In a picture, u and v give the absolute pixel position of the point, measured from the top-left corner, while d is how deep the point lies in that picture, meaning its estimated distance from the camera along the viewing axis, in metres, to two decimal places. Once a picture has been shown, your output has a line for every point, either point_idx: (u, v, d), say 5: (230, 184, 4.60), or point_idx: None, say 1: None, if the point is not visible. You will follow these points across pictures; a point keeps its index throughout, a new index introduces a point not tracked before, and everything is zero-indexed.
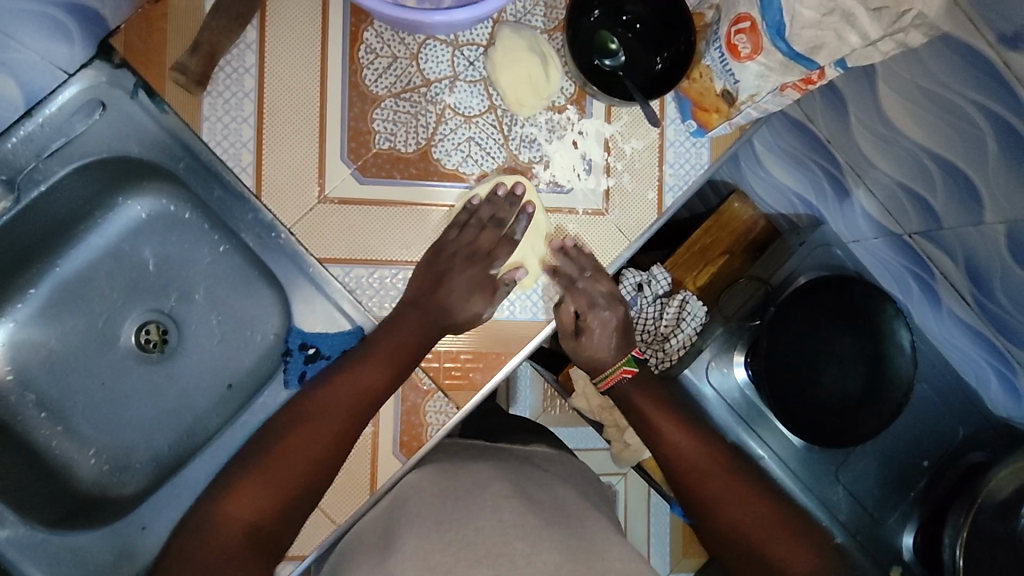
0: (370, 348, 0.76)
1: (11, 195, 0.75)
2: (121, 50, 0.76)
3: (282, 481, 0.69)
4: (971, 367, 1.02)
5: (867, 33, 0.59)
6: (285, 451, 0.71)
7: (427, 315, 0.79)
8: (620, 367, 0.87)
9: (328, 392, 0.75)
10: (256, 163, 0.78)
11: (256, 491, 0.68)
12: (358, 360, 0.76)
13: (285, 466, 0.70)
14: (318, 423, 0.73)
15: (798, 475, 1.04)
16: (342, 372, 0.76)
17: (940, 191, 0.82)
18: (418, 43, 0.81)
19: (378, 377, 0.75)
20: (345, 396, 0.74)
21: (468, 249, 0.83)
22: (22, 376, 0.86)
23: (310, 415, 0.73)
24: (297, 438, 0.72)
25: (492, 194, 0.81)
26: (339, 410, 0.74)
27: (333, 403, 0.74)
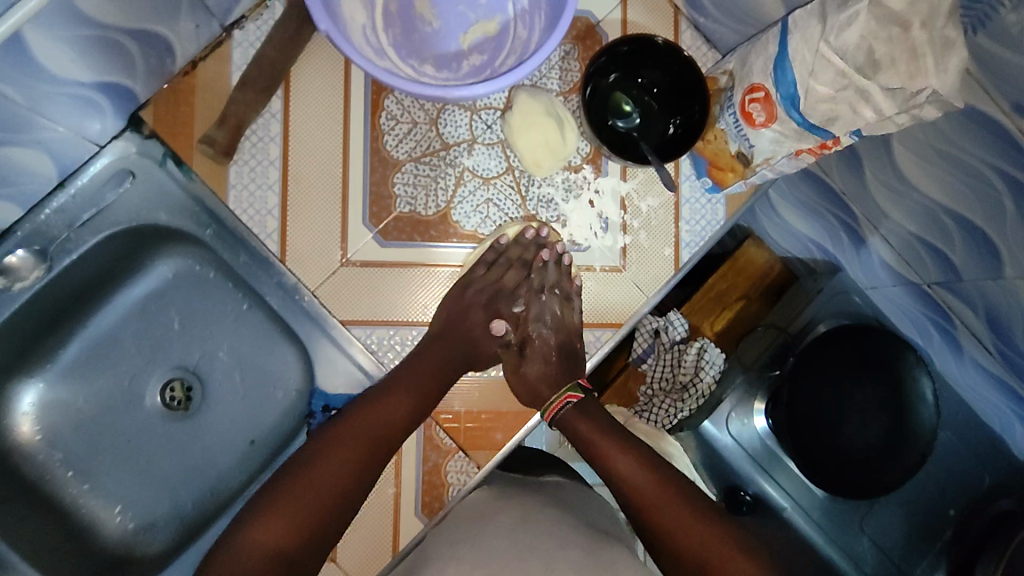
0: (393, 381, 0.76)
1: (43, 264, 0.77)
2: (151, 121, 0.79)
3: (311, 511, 0.67)
4: (996, 417, 0.97)
5: (882, 108, 0.60)
6: (318, 469, 0.70)
7: (457, 342, 0.81)
8: (563, 393, 0.81)
9: (365, 415, 0.73)
10: (281, 229, 0.79)
11: (277, 519, 0.66)
12: (392, 386, 0.75)
13: (324, 483, 0.69)
14: (347, 446, 0.71)
15: (820, 525, 1.06)
16: (380, 394, 0.75)
17: (958, 245, 0.82)
18: (437, 108, 0.83)
19: (410, 402, 0.75)
20: (374, 421, 0.73)
21: (492, 288, 0.84)
22: (50, 437, 0.87)
23: (339, 438, 0.72)
24: (333, 447, 0.71)
25: (518, 236, 0.82)
26: (375, 432, 0.73)
27: (362, 427, 0.73)
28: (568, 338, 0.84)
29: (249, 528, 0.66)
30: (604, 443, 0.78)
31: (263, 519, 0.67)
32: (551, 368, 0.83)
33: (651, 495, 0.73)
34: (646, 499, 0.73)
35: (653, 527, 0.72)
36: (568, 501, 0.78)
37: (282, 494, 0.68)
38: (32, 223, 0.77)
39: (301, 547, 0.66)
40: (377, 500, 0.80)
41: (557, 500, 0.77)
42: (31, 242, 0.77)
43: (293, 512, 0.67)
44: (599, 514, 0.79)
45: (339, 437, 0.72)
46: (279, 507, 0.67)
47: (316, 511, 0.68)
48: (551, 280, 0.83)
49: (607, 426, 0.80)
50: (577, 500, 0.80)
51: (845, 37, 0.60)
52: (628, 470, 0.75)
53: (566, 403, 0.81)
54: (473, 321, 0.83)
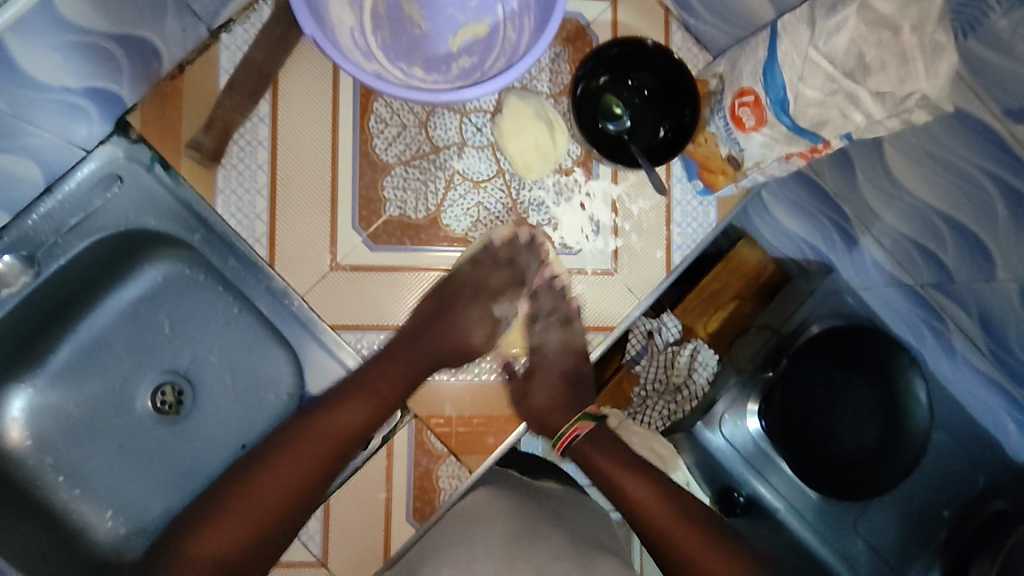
0: (355, 381, 0.78)
1: (30, 270, 0.77)
2: (138, 125, 0.78)
3: (250, 517, 0.72)
4: (987, 415, 0.96)
5: (872, 113, 0.59)
6: (268, 477, 0.74)
7: (434, 337, 0.82)
8: (574, 423, 0.84)
9: (323, 418, 0.77)
10: (269, 234, 0.79)
11: (231, 519, 0.71)
12: (347, 395, 0.78)
13: (270, 490, 0.73)
14: (298, 452, 0.75)
15: (813, 526, 1.06)
16: (332, 400, 0.78)
17: (950, 247, 0.82)
18: (427, 111, 0.82)
19: (367, 411, 0.77)
20: (329, 429, 0.77)
21: (475, 286, 0.84)
22: (41, 441, 0.87)
23: (292, 444, 0.76)
24: (288, 451, 0.76)
25: (513, 239, 0.83)
26: (330, 434, 0.77)
27: (317, 432, 0.77)
28: (570, 365, 0.86)
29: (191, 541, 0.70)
30: (614, 471, 0.79)
31: (211, 525, 0.71)
32: (557, 399, 0.85)
33: (665, 523, 0.75)
34: (662, 526, 0.75)
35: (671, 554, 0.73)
36: (561, 511, 0.80)
37: (237, 498, 0.73)
38: (20, 228, 0.76)
39: (249, 555, 0.71)
40: (368, 505, 0.80)
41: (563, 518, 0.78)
42: (18, 249, 0.76)
43: (238, 516, 0.71)
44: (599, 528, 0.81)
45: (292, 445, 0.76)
46: (231, 513, 0.71)
47: (257, 517, 0.72)
48: (547, 304, 0.85)
49: (623, 456, 0.81)
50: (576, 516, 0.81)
51: (834, 42, 0.59)
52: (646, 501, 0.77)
53: (574, 434, 0.83)
54: (457, 309, 0.84)
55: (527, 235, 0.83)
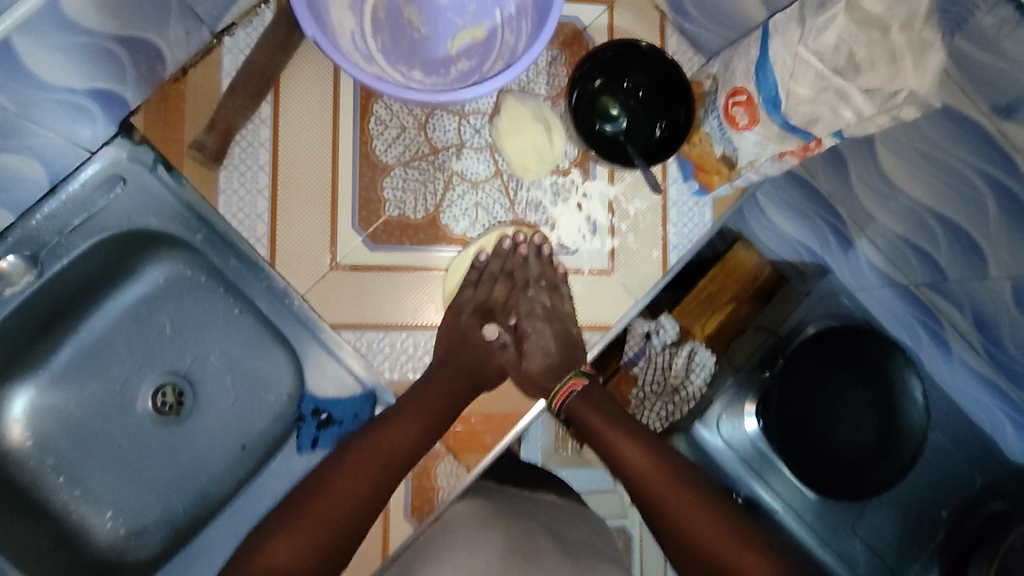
0: (407, 402, 0.76)
1: (33, 269, 0.77)
2: (142, 127, 0.80)
3: (325, 538, 0.65)
4: (985, 416, 0.97)
5: (861, 110, 0.61)
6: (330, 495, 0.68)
7: (461, 365, 0.80)
8: (569, 377, 0.81)
9: (376, 439, 0.72)
10: (270, 234, 0.80)
11: (302, 530, 0.65)
12: (401, 414, 0.74)
13: (334, 507, 0.67)
14: (362, 471, 0.70)
15: (812, 528, 1.06)
16: (383, 421, 0.74)
17: (942, 246, 0.83)
18: (425, 113, 0.83)
19: (416, 429, 0.74)
20: (386, 448, 0.72)
21: (482, 305, 0.85)
22: (41, 442, 0.88)
23: (355, 461, 0.70)
24: (346, 471, 0.70)
25: (499, 249, 0.83)
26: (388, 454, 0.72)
27: (375, 451, 0.71)
28: (563, 329, 0.84)
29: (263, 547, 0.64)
30: (606, 429, 0.77)
31: (270, 544, 0.64)
32: (554, 358, 0.83)
33: (658, 486, 0.72)
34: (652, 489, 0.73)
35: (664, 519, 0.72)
36: (561, 522, 0.78)
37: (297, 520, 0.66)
38: (24, 228, 0.77)
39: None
40: None
41: (555, 522, 0.76)
42: (22, 248, 0.77)
43: (299, 536, 0.64)
44: (597, 536, 0.78)
45: (354, 464, 0.70)
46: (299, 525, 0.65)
47: (329, 537, 0.65)
48: (534, 273, 0.84)
49: (613, 414, 0.79)
50: (577, 526, 0.78)
51: (822, 40, 0.60)
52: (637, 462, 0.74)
53: (572, 390, 0.80)
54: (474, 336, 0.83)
55: (509, 240, 0.83)
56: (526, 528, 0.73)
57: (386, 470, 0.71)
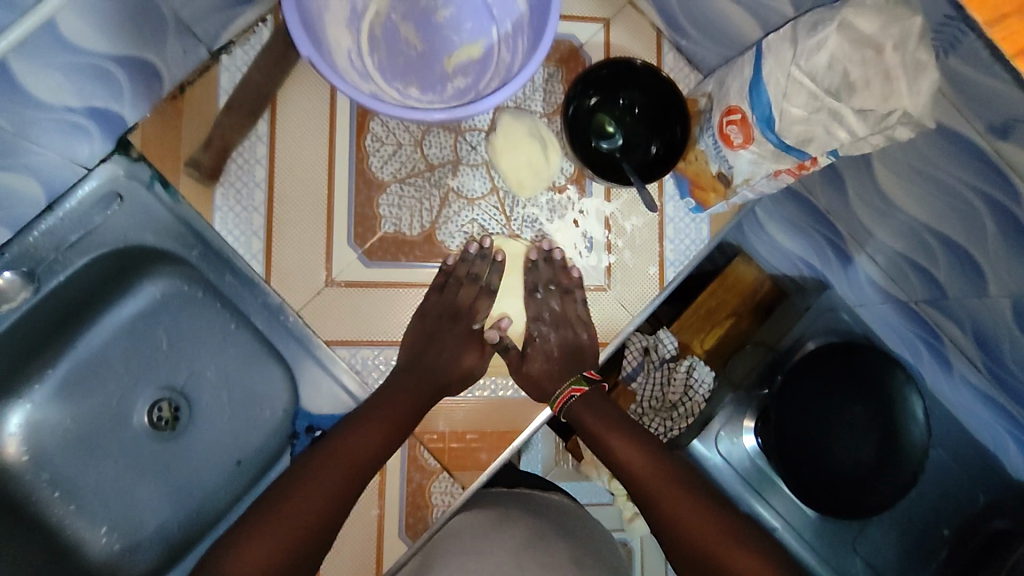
0: (369, 411, 0.75)
1: (30, 285, 0.77)
2: (139, 144, 0.80)
3: (286, 540, 0.65)
4: (989, 435, 0.96)
5: (854, 130, 0.60)
6: (297, 498, 0.67)
7: (423, 369, 0.78)
8: (569, 385, 0.79)
9: (340, 443, 0.72)
10: (266, 250, 0.80)
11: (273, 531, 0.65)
12: (366, 421, 0.73)
13: (295, 514, 0.66)
14: (329, 471, 0.70)
15: (812, 544, 1.05)
16: (345, 427, 0.73)
17: (941, 263, 0.83)
18: (421, 130, 0.84)
19: (379, 435, 0.73)
20: (353, 451, 0.71)
21: (448, 310, 0.81)
22: (36, 457, 0.88)
23: (323, 463, 0.70)
24: (310, 480, 0.68)
25: (465, 253, 0.80)
26: (350, 461, 0.71)
27: (338, 457, 0.71)
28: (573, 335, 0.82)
29: (237, 550, 0.63)
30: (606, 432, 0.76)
31: (240, 549, 0.64)
32: (555, 366, 0.81)
33: (658, 488, 0.72)
34: (654, 487, 0.72)
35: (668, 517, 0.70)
36: (556, 519, 0.80)
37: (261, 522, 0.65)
38: (21, 245, 0.77)
39: None
40: (359, 523, 0.79)
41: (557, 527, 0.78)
42: (18, 265, 0.77)
43: (272, 537, 0.64)
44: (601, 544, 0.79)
45: (320, 467, 0.70)
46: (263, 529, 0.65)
47: (304, 540, 0.66)
48: (544, 277, 0.83)
49: (613, 413, 0.78)
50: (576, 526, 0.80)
51: (815, 61, 0.60)
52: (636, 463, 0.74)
53: (575, 396, 0.78)
54: (442, 339, 0.80)
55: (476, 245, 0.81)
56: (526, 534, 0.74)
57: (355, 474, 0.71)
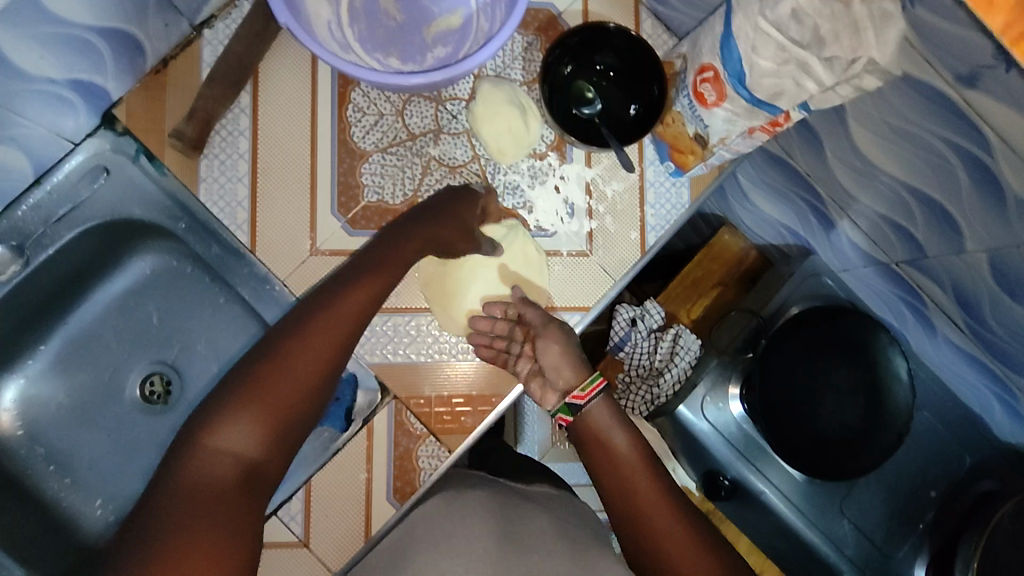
0: (356, 270, 0.68)
1: (19, 259, 0.78)
2: (125, 118, 0.80)
3: (273, 413, 0.62)
4: (973, 395, 0.99)
5: (822, 81, 0.61)
6: (280, 372, 0.63)
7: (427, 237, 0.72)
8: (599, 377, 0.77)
9: (330, 305, 0.65)
10: (251, 220, 0.81)
11: (251, 413, 0.61)
12: (348, 286, 0.67)
13: (281, 391, 0.62)
14: (309, 345, 0.64)
15: (799, 509, 1.05)
16: (333, 286, 0.67)
17: (919, 221, 0.84)
18: (402, 99, 0.84)
19: (368, 297, 0.67)
20: (334, 320, 0.65)
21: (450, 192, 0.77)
22: (31, 430, 0.89)
23: (301, 334, 0.64)
24: (294, 347, 0.63)
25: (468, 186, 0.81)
26: (344, 324, 0.65)
27: (323, 324, 0.65)
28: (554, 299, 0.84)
29: (217, 430, 0.60)
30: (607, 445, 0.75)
31: (223, 426, 0.61)
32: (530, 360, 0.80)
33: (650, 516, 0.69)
34: (643, 510, 0.70)
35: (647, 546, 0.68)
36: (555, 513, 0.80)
37: (246, 399, 0.61)
38: (9, 219, 0.78)
39: (266, 454, 0.62)
40: (347, 487, 0.81)
41: (546, 510, 0.79)
42: (8, 238, 0.78)
43: (261, 416, 0.61)
44: (588, 527, 0.80)
45: (302, 336, 0.64)
46: (251, 398, 0.61)
47: (283, 428, 0.62)
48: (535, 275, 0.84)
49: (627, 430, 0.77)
50: (564, 515, 0.81)
51: (780, 10, 0.61)
52: (639, 489, 0.71)
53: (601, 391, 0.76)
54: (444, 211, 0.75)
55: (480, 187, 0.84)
56: (517, 517, 0.75)
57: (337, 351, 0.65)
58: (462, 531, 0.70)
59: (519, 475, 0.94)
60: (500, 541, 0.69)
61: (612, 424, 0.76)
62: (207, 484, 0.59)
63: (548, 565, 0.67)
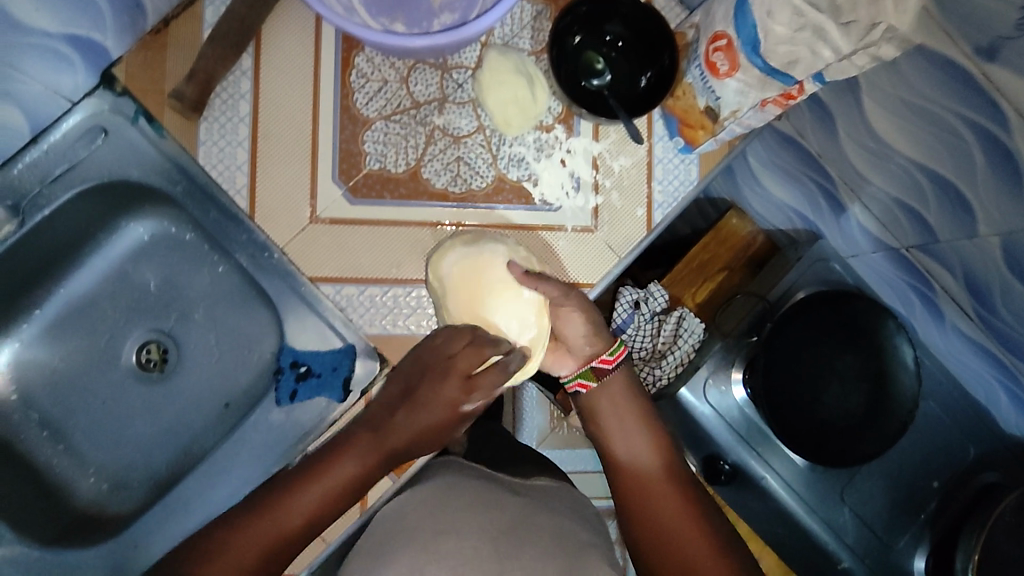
0: (341, 444, 0.72)
1: (15, 219, 0.77)
2: (124, 78, 0.78)
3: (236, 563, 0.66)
4: (979, 385, 0.99)
5: (839, 48, 0.60)
6: (231, 551, 0.66)
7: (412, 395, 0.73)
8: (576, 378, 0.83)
9: (312, 467, 0.71)
10: (250, 185, 0.80)
11: (261, 537, 0.67)
12: (351, 442, 0.72)
13: (244, 556, 0.66)
14: (315, 486, 0.70)
15: (801, 496, 1.02)
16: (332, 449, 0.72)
17: (932, 204, 0.82)
18: (408, 66, 0.83)
19: (366, 460, 0.71)
20: (337, 477, 0.70)
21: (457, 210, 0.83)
22: (25, 395, 0.88)
23: (314, 476, 0.71)
24: (257, 525, 0.68)
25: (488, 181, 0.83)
26: (311, 501, 0.70)
27: (304, 482, 0.70)
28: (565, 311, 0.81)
29: (282, 493, 0.70)
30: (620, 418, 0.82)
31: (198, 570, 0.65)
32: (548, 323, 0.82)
33: (659, 502, 0.76)
34: (648, 495, 0.77)
35: (640, 521, 0.76)
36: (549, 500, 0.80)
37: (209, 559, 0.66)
38: (6, 177, 0.77)
39: None
40: None
41: (547, 507, 0.78)
42: (4, 198, 0.77)
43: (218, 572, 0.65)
44: (588, 525, 0.79)
45: (309, 477, 0.70)
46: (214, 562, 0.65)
47: (319, 498, 0.70)
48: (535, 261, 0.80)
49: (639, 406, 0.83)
50: (561, 508, 0.80)
51: None
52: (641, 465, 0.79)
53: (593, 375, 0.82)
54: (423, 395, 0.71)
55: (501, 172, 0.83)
56: (517, 514, 0.73)
57: (341, 495, 0.70)
58: (455, 527, 0.68)
59: (517, 465, 0.94)
60: (490, 540, 0.67)
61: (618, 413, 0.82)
62: (262, 536, 0.68)
63: (534, 567, 0.64)
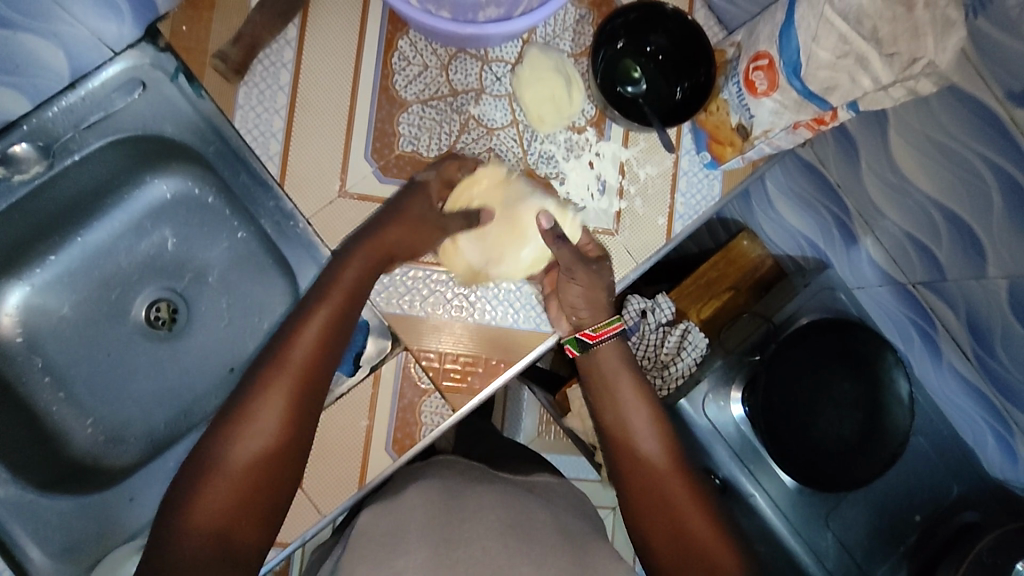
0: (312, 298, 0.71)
1: (45, 160, 0.78)
2: (167, 35, 0.79)
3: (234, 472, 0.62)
4: (972, 432, 1.03)
5: (879, 77, 0.62)
6: (231, 454, 0.63)
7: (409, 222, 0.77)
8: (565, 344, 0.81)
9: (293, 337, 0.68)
10: (283, 153, 0.80)
11: (264, 410, 0.65)
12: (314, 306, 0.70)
13: (241, 454, 0.63)
14: (285, 370, 0.67)
15: (786, 517, 1.04)
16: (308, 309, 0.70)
17: (944, 242, 0.84)
18: (449, 54, 0.84)
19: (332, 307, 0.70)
20: (299, 356, 0.67)
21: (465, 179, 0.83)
22: (31, 339, 0.87)
23: (286, 351, 0.67)
24: (246, 415, 0.64)
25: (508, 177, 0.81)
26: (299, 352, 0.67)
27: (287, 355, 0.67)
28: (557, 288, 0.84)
29: (234, 432, 0.64)
30: (614, 377, 0.78)
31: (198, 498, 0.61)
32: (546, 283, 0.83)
33: (678, 499, 0.71)
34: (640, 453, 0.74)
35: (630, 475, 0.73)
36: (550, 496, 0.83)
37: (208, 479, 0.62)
38: (38, 118, 0.77)
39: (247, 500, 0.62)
40: (349, 430, 0.80)
41: (547, 505, 0.79)
42: (34, 138, 0.77)
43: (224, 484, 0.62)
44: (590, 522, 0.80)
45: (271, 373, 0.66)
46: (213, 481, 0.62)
47: (325, 321, 0.69)
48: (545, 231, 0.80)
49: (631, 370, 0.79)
50: (565, 507, 0.81)
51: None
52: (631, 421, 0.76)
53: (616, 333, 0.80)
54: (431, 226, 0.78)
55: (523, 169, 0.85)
56: (520, 508, 0.75)
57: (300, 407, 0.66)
58: (466, 518, 0.70)
59: (514, 463, 0.94)
60: (501, 535, 0.68)
61: (613, 368, 0.78)
62: (239, 466, 0.63)
63: (543, 561, 0.66)
